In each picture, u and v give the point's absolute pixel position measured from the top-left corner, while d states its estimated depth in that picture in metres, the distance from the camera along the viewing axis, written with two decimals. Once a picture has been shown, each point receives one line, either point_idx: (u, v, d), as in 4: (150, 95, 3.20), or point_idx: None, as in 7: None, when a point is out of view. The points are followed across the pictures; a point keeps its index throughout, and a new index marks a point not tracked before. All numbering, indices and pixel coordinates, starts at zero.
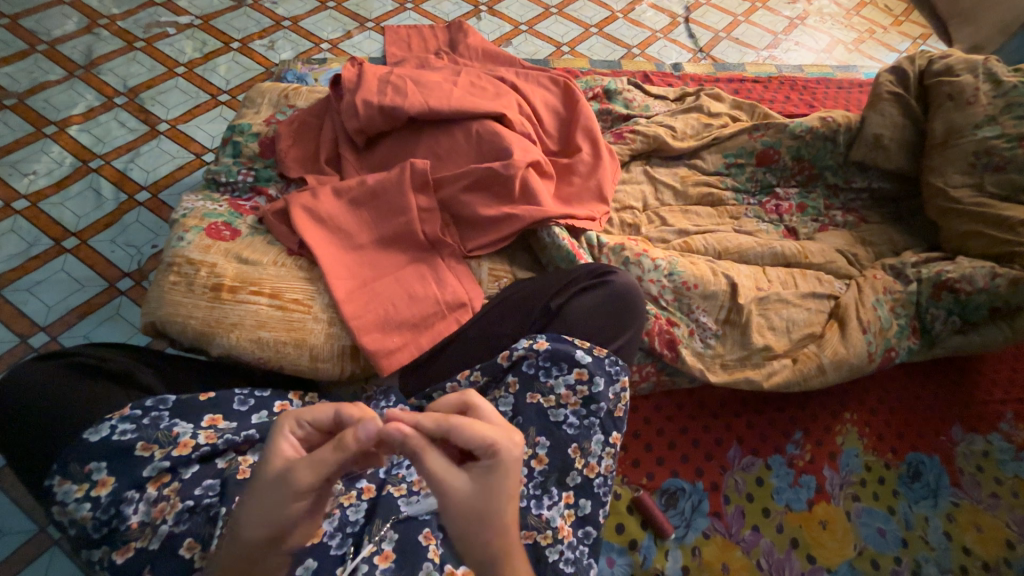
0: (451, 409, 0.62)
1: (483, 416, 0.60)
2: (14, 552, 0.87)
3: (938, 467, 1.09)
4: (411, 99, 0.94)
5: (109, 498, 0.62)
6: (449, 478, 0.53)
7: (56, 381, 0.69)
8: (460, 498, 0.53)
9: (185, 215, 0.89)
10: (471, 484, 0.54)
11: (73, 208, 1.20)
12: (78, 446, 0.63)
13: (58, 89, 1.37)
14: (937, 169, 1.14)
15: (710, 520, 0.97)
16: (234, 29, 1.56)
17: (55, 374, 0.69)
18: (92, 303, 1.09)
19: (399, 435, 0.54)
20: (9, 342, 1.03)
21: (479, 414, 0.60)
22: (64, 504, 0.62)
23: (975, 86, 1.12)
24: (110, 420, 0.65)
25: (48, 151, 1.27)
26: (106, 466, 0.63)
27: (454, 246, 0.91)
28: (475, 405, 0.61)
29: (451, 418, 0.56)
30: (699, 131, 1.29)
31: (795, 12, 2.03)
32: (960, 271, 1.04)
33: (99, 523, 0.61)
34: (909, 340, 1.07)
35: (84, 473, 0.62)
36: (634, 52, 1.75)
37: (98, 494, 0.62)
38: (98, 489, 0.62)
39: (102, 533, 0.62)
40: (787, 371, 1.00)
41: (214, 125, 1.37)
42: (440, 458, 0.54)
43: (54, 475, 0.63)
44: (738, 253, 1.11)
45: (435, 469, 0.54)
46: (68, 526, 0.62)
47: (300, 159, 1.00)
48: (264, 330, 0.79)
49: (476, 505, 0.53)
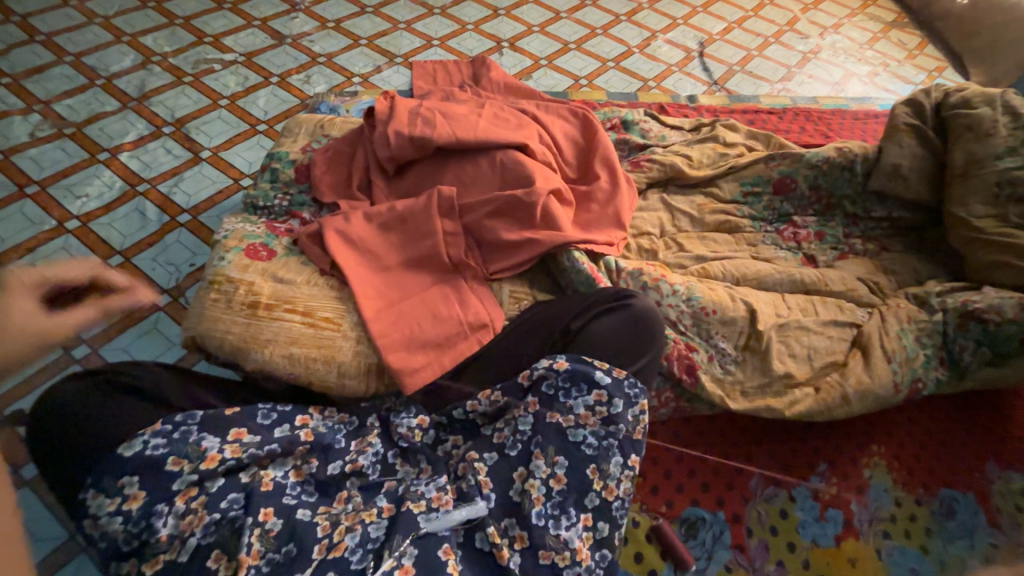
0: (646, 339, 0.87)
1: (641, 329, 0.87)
2: (44, 560, 0.89)
3: (973, 504, 1.04)
4: (439, 129, 0.99)
5: (141, 511, 0.64)
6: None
7: (89, 400, 0.72)
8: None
9: (226, 235, 0.94)
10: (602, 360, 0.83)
11: (119, 228, 1.28)
12: (112, 461, 0.66)
13: (113, 119, 1.48)
14: (958, 199, 1.15)
15: (732, 553, 0.94)
16: (274, 65, 1.68)
17: (88, 392, 0.72)
18: (132, 318, 1.15)
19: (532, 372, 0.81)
20: (54, 353, 1.09)
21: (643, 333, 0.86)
22: (97, 517, 0.64)
23: (994, 118, 1.13)
24: (143, 436, 0.68)
25: (100, 175, 1.37)
26: (137, 481, 0.65)
27: (477, 268, 0.94)
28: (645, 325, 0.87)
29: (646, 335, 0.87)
30: (714, 160, 1.32)
31: (808, 46, 2.08)
32: (987, 301, 1.03)
33: (130, 536, 0.64)
34: (936, 371, 1.04)
35: (117, 487, 0.65)
36: (650, 85, 1.82)
37: (130, 508, 0.64)
38: (130, 503, 0.64)
39: (132, 546, 0.64)
40: (809, 400, 0.98)
41: (252, 152, 1.46)
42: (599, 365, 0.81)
43: (88, 489, 0.65)
44: (756, 280, 1.12)
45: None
46: (98, 540, 0.65)
47: (333, 185, 1.06)
48: (295, 347, 0.83)
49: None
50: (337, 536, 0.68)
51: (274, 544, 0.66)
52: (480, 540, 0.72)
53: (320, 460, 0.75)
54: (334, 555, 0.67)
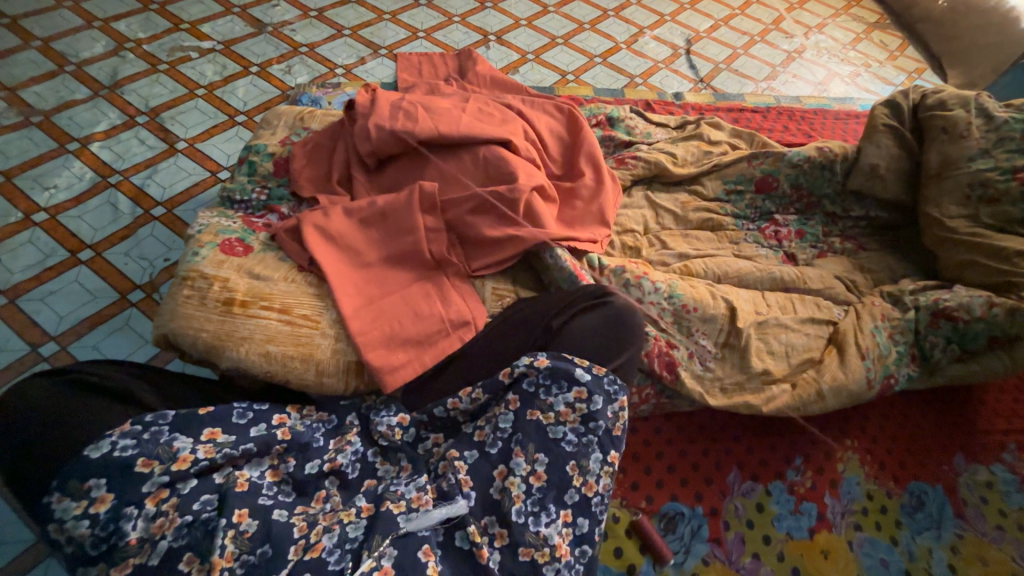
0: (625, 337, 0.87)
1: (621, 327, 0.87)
2: (11, 562, 0.86)
3: (941, 497, 1.08)
4: (422, 123, 0.98)
5: (109, 514, 0.62)
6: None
7: (55, 399, 0.69)
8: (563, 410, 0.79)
9: (200, 230, 0.91)
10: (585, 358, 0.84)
11: (90, 221, 1.24)
12: (78, 462, 0.64)
13: (83, 108, 1.43)
14: (933, 200, 1.17)
15: (710, 547, 0.96)
16: (254, 54, 1.63)
17: (55, 391, 0.70)
18: (104, 314, 1.12)
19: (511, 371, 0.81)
20: (20, 350, 1.05)
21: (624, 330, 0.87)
22: (62, 522, 0.62)
23: (968, 120, 1.16)
24: (110, 436, 0.66)
25: (69, 166, 1.32)
26: (104, 483, 0.63)
27: (459, 265, 0.93)
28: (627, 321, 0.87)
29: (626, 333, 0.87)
30: (698, 158, 1.33)
31: (793, 46, 2.10)
32: (957, 300, 1.05)
33: (98, 540, 0.62)
34: (908, 368, 1.07)
35: (83, 490, 0.63)
36: (637, 82, 1.82)
37: (97, 511, 0.62)
38: (96, 506, 0.62)
39: (100, 550, 0.62)
40: (786, 397, 1.00)
41: (231, 144, 1.42)
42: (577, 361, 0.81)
43: (53, 492, 0.63)
44: (737, 278, 1.13)
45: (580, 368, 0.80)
46: (64, 544, 0.63)
47: (313, 178, 1.04)
48: (272, 345, 0.81)
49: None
50: (314, 537, 0.68)
51: (249, 546, 0.65)
52: (461, 538, 0.71)
53: (297, 460, 0.74)
54: (311, 556, 0.66)
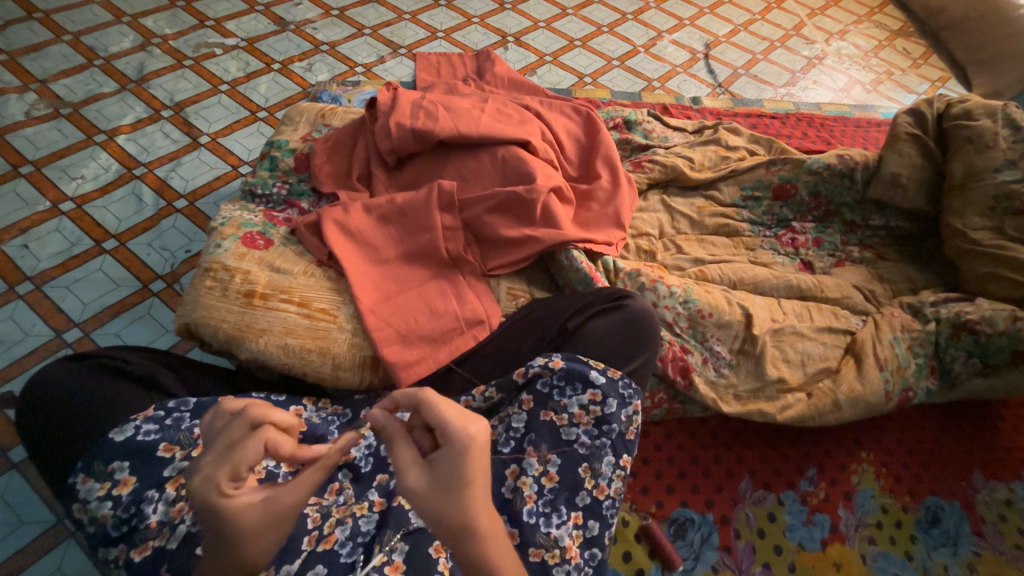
0: (641, 339, 0.85)
1: (638, 330, 0.85)
2: (33, 542, 0.89)
3: (958, 513, 1.06)
4: (442, 123, 0.98)
5: (131, 496, 0.64)
6: (410, 471, 0.54)
7: (82, 382, 0.71)
8: (413, 490, 0.53)
9: (223, 223, 0.93)
10: (427, 483, 0.53)
11: (115, 212, 1.27)
12: (103, 445, 0.65)
13: (110, 101, 1.46)
14: (956, 211, 1.14)
15: (719, 554, 0.95)
16: (276, 51, 1.66)
17: (82, 374, 0.72)
18: (126, 302, 1.14)
19: (384, 416, 0.58)
20: (44, 336, 1.08)
21: (639, 332, 0.85)
22: (85, 502, 0.63)
23: (995, 130, 1.13)
24: (134, 420, 0.68)
25: (96, 157, 1.35)
26: (128, 466, 0.65)
27: (476, 264, 0.93)
28: (645, 324, 0.86)
29: (645, 336, 0.85)
30: (716, 163, 1.32)
31: (813, 52, 2.08)
32: (980, 312, 1.03)
33: (119, 521, 0.63)
34: (927, 381, 1.05)
35: (107, 472, 0.64)
36: (654, 85, 1.81)
37: (120, 493, 0.64)
38: (119, 488, 0.64)
39: (122, 532, 0.63)
40: (801, 406, 0.99)
41: (252, 139, 1.45)
42: (456, 406, 0.58)
43: (78, 473, 0.64)
44: (753, 285, 1.12)
45: (450, 420, 0.56)
46: (87, 524, 0.64)
47: (333, 175, 1.06)
48: (291, 337, 0.83)
49: (429, 494, 0.53)
50: (327, 529, 0.68)
51: None
52: None
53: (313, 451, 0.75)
54: (323, 547, 0.66)
